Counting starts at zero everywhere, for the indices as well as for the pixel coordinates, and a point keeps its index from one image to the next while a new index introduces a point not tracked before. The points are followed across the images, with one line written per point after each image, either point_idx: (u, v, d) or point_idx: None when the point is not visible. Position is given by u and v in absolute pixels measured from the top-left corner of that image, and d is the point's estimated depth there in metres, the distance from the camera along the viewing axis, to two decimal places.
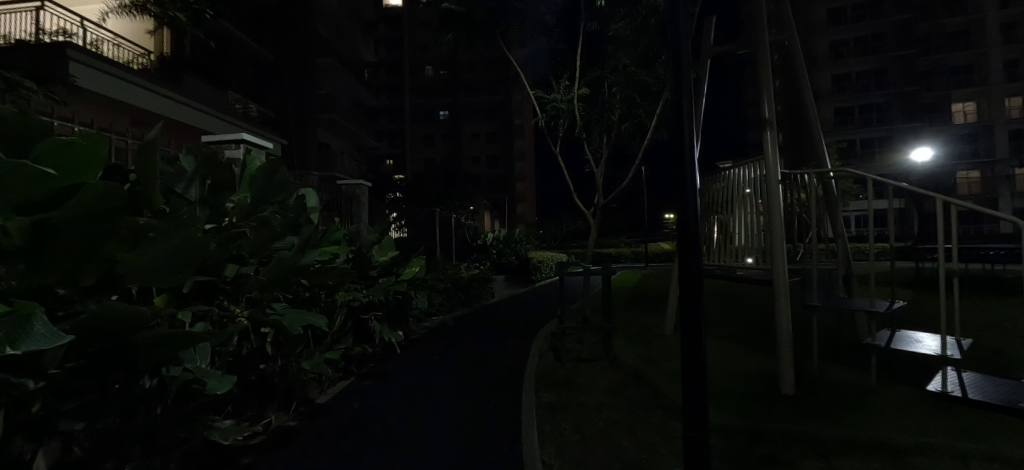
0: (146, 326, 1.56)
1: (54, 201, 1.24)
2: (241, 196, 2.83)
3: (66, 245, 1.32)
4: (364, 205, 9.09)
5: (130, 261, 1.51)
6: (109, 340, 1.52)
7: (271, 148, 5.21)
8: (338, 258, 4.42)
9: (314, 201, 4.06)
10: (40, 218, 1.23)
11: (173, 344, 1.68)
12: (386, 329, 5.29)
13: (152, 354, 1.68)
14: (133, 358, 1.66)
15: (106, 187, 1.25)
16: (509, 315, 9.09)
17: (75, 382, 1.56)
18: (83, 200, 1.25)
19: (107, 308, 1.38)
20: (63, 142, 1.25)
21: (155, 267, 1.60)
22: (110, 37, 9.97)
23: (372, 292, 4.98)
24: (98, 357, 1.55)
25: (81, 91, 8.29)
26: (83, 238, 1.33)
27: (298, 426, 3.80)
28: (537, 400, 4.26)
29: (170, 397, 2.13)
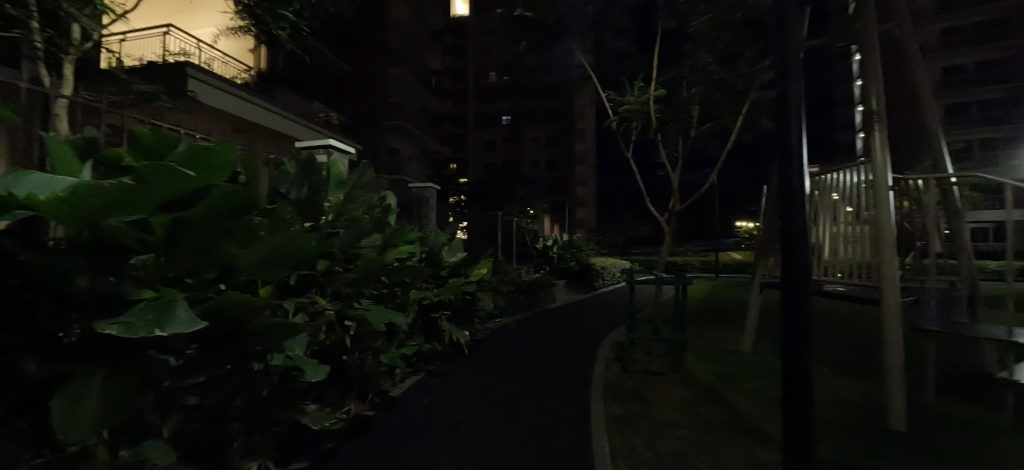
0: (257, 316, 1.71)
1: (189, 203, 1.38)
2: (333, 199, 3.04)
3: (195, 243, 1.46)
4: (433, 207, 9.38)
5: (245, 255, 1.62)
6: (228, 327, 1.67)
7: (354, 153, 5.57)
8: (413, 257, 4.62)
9: (394, 202, 4.28)
10: (178, 216, 1.37)
11: (279, 334, 1.82)
12: (455, 329, 5.42)
13: (261, 341, 1.84)
14: (244, 344, 1.82)
15: (234, 191, 1.38)
16: (572, 321, 8.96)
17: (198, 362, 1.73)
18: (213, 201, 1.37)
19: (233, 296, 1.52)
20: (200, 145, 1.32)
21: (265, 262, 1.75)
22: (220, 56, 11.31)
23: (442, 292, 5.13)
24: (215, 341, 1.72)
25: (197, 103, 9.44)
26: (210, 234, 1.46)
27: (372, 416, 4.01)
28: (604, 411, 4.11)
29: (272, 382, 2.33)
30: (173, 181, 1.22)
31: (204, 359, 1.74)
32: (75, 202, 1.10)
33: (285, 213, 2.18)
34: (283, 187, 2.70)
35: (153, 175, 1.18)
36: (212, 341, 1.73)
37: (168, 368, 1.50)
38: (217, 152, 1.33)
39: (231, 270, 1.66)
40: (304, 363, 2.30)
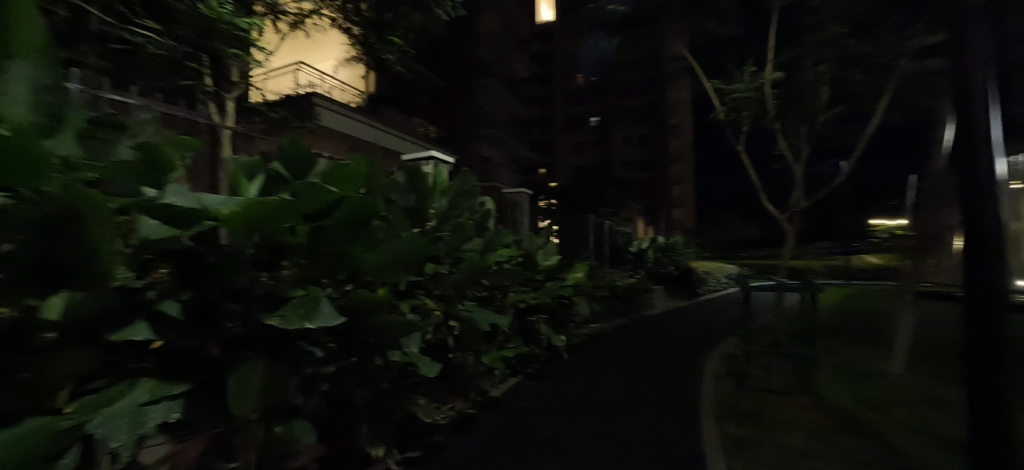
0: (379, 314, 1.85)
1: (327, 211, 1.52)
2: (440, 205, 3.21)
3: (331, 249, 1.60)
4: (525, 212, 9.49)
5: (370, 259, 1.78)
6: (356, 321, 1.83)
7: (452, 162, 5.83)
8: (510, 260, 4.69)
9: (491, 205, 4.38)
10: (319, 223, 1.52)
11: (397, 332, 1.94)
12: (551, 333, 5.40)
13: (383, 337, 1.97)
14: (368, 340, 1.96)
15: (364, 200, 1.51)
16: (672, 328, 8.41)
17: (335, 352, 1.94)
18: (346, 210, 1.50)
19: (362, 295, 1.72)
20: (339, 163, 1.51)
21: (386, 264, 1.87)
22: (338, 84, 12.74)
23: (539, 295, 5.12)
24: (346, 334, 1.88)
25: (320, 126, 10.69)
26: (342, 240, 1.59)
27: (474, 415, 4.13)
28: (719, 430, 3.78)
29: (391, 374, 2.50)
30: (320, 195, 1.39)
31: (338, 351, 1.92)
32: (247, 214, 1.30)
33: (398, 220, 2.34)
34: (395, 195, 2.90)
35: (305, 191, 1.36)
36: (343, 336, 1.89)
37: (312, 357, 1.68)
38: (349, 169, 1.53)
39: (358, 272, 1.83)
40: (420, 359, 2.44)
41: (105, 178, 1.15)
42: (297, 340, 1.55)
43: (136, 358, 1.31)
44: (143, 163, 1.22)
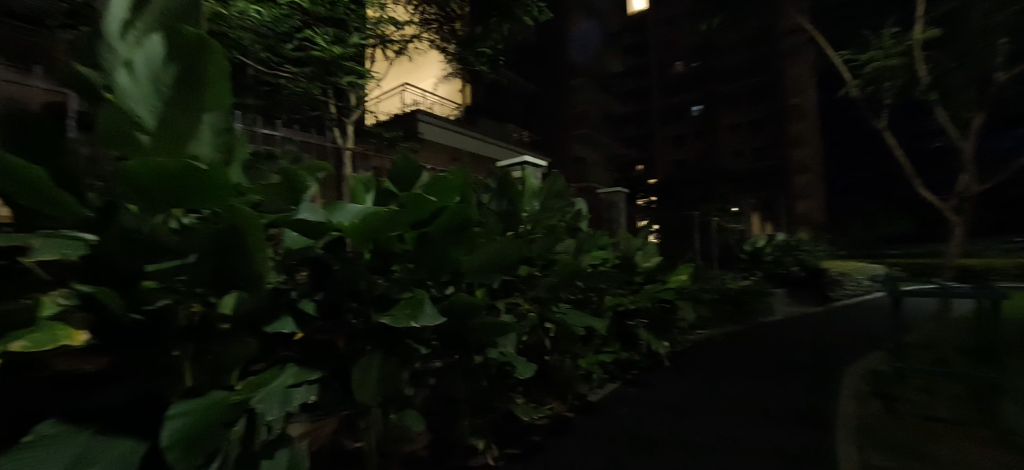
0: (478, 314, 1.95)
1: (429, 219, 1.65)
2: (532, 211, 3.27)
3: (434, 254, 1.72)
4: (622, 212, 9.22)
5: (468, 262, 1.89)
6: (457, 320, 1.96)
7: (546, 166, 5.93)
8: (605, 262, 4.63)
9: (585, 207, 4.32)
10: (423, 229, 1.66)
11: (495, 332, 2.02)
12: (652, 339, 5.17)
13: (482, 337, 2.06)
14: (469, 339, 2.06)
15: (462, 208, 1.61)
16: (798, 338, 7.49)
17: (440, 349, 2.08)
18: (446, 218, 1.62)
19: (462, 297, 1.85)
20: (439, 174, 1.63)
21: (483, 268, 1.97)
22: (438, 100, 13.67)
23: (639, 299, 4.90)
24: (448, 333, 2.01)
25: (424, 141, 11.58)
26: (444, 246, 1.71)
27: (573, 418, 4.13)
28: (858, 460, 3.20)
29: (491, 373, 2.61)
30: (422, 204, 1.50)
31: (443, 348, 2.06)
32: (363, 224, 1.48)
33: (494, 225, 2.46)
34: (489, 201, 3.05)
35: (411, 201, 1.48)
36: (446, 335, 2.03)
37: (419, 353, 1.83)
38: (448, 178, 1.61)
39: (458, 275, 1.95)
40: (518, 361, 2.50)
41: (264, 199, 1.42)
42: (408, 336, 1.72)
43: (284, 346, 1.56)
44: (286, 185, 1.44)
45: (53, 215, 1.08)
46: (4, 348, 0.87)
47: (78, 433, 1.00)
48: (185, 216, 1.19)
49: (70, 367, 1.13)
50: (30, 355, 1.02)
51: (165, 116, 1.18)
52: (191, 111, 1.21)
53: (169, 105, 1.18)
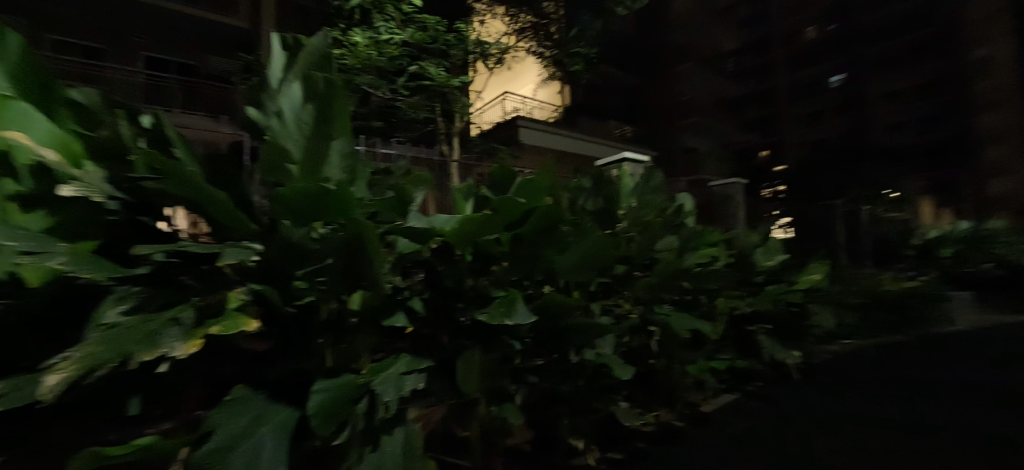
0: (571, 314, 1.93)
1: (520, 221, 1.74)
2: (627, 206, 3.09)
3: (527, 255, 1.78)
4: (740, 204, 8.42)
5: (561, 261, 1.90)
6: (551, 320, 1.94)
7: (647, 160, 5.71)
8: (716, 254, 3.88)
9: (691, 202, 4.06)
10: (516, 232, 1.74)
11: (589, 333, 1.98)
12: (781, 347, 4.23)
13: (577, 337, 2.00)
14: (565, 340, 2.01)
15: (550, 209, 1.67)
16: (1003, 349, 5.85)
17: (537, 349, 2.04)
18: (536, 220, 1.69)
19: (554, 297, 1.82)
20: (527, 177, 1.70)
21: (575, 267, 1.97)
22: (536, 104, 13.96)
23: (759, 301, 4.03)
24: (543, 333, 2.00)
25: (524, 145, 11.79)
26: (535, 247, 1.77)
27: (685, 427, 3.66)
28: None
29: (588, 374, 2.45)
30: (510, 209, 1.60)
31: (542, 348, 2.05)
32: (462, 230, 1.62)
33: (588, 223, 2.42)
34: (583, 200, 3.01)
35: (500, 208, 1.59)
36: (541, 335, 2.00)
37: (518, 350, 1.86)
38: (535, 183, 1.68)
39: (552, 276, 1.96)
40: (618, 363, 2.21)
41: (380, 210, 1.59)
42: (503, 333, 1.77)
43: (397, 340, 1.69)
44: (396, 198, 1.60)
45: (232, 231, 1.36)
46: (205, 330, 1.10)
47: (254, 399, 1.24)
48: (323, 227, 1.43)
49: (244, 350, 1.39)
50: (217, 338, 1.28)
51: (310, 144, 1.44)
52: (325, 136, 1.47)
53: (312, 133, 1.45)
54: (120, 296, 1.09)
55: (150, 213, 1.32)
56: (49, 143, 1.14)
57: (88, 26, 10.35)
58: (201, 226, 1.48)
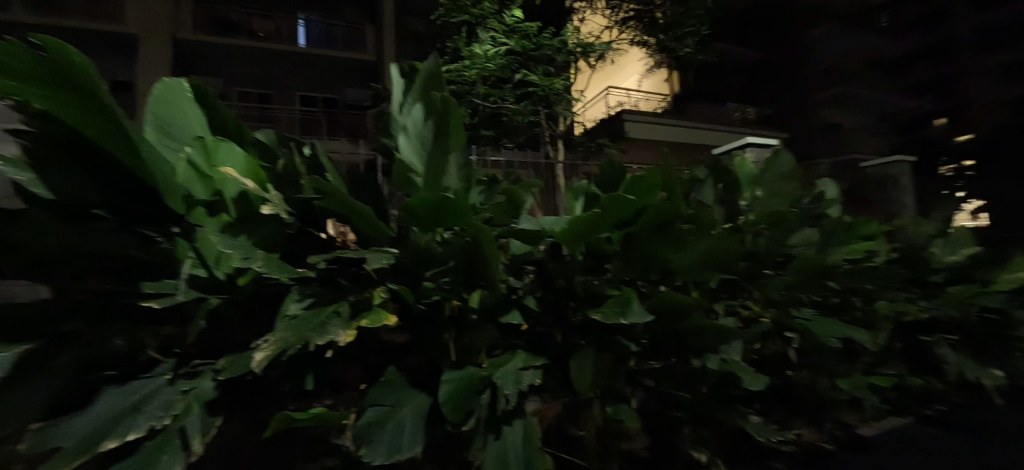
0: (689, 314, 1.68)
1: (633, 218, 1.63)
2: (756, 192, 2.63)
3: (642, 254, 1.64)
4: (908, 188, 6.95)
5: (678, 259, 1.69)
6: (668, 320, 1.71)
7: (776, 144, 5.14)
8: (875, 247, 3.03)
9: (835, 190, 3.52)
10: (628, 229, 1.64)
11: (714, 336, 1.70)
12: (976, 366, 3.34)
13: (698, 342, 1.77)
14: (685, 342, 1.80)
15: (665, 205, 1.53)
16: None
17: (654, 352, 1.88)
18: (648, 217, 1.56)
19: (672, 295, 1.57)
20: (636, 173, 1.61)
21: (699, 267, 1.74)
22: (643, 95, 13.40)
23: (938, 304, 3.30)
24: (658, 336, 1.80)
25: (632, 140, 11.29)
26: (650, 246, 1.63)
27: (837, 453, 2.90)
28: None
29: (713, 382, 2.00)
30: (620, 206, 1.51)
31: (656, 352, 1.86)
32: (571, 231, 1.60)
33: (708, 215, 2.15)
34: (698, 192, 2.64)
35: (610, 205, 1.51)
36: (656, 336, 1.82)
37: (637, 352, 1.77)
38: (644, 179, 1.55)
39: (668, 274, 1.76)
40: (745, 371, 1.88)
41: (495, 214, 1.70)
42: (617, 333, 1.68)
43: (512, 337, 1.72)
44: (508, 203, 1.69)
45: (373, 239, 1.57)
46: (358, 323, 1.30)
47: (397, 381, 1.43)
48: (445, 231, 1.60)
49: (389, 341, 1.63)
50: (368, 329, 1.54)
51: (429, 158, 1.60)
52: (444, 149, 1.55)
53: (429, 149, 1.61)
54: (299, 294, 1.33)
55: (315, 225, 1.61)
56: (245, 173, 1.45)
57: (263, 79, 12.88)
58: (347, 233, 1.74)
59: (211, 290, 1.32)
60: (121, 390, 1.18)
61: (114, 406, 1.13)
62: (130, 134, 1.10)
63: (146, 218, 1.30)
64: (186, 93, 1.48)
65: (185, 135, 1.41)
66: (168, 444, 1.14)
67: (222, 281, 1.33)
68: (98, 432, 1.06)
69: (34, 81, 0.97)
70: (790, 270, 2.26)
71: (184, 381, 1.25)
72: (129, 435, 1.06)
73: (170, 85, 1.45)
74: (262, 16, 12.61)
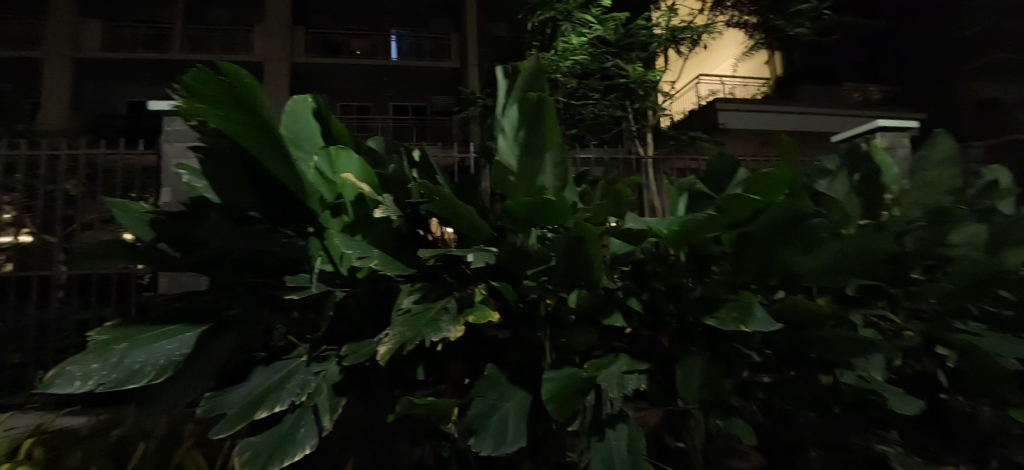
0: (821, 324, 1.51)
1: (751, 216, 1.46)
2: (908, 184, 2.22)
3: (759, 257, 1.51)
4: None
5: (806, 263, 1.51)
6: (795, 328, 1.56)
7: (915, 126, 4.46)
8: None
9: (1005, 177, 2.93)
10: (744, 229, 1.49)
11: (852, 349, 1.48)
12: None
13: (830, 355, 1.55)
14: (811, 352, 1.60)
15: (796, 204, 1.37)
16: None
17: (773, 363, 1.70)
18: (769, 217, 1.42)
19: (795, 300, 1.44)
20: (762, 171, 1.47)
21: (832, 273, 1.53)
22: (739, 81, 12.36)
23: None
24: (779, 344, 1.65)
25: (729, 130, 10.45)
26: (771, 249, 1.48)
27: None
28: None
29: (846, 401, 1.73)
30: (742, 205, 1.39)
31: (777, 363, 1.69)
32: (680, 231, 1.50)
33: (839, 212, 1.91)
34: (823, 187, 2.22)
35: (729, 203, 1.40)
36: (777, 346, 1.66)
37: (753, 364, 1.62)
38: (775, 175, 1.46)
39: (792, 279, 1.58)
40: (895, 394, 1.63)
41: (593, 213, 1.65)
42: (732, 339, 1.54)
43: (614, 339, 1.66)
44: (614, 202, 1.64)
45: (476, 239, 1.65)
46: (464, 318, 1.35)
47: (497, 377, 1.45)
48: (544, 231, 1.63)
49: (492, 336, 1.69)
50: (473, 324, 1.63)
51: (524, 159, 1.61)
52: (539, 152, 1.60)
53: (526, 150, 1.62)
54: (409, 290, 1.42)
55: (422, 224, 1.73)
56: (360, 177, 1.57)
57: (363, 94, 14.17)
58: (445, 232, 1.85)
59: (337, 283, 1.46)
60: (268, 370, 1.37)
61: (262, 382, 1.31)
62: (278, 141, 1.25)
63: (289, 220, 1.48)
64: (311, 108, 1.64)
65: (311, 147, 1.57)
66: (303, 418, 1.26)
67: (344, 276, 1.47)
68: (252, 402, 1.23)
69: (215, 104, 1.16)
70: (950, 275, 1.92)
71: (315, 363, 1.39)
72: (275, 407, 1.21)
73: (299, 102, 1.61)
74: (360, 36, 13.84)
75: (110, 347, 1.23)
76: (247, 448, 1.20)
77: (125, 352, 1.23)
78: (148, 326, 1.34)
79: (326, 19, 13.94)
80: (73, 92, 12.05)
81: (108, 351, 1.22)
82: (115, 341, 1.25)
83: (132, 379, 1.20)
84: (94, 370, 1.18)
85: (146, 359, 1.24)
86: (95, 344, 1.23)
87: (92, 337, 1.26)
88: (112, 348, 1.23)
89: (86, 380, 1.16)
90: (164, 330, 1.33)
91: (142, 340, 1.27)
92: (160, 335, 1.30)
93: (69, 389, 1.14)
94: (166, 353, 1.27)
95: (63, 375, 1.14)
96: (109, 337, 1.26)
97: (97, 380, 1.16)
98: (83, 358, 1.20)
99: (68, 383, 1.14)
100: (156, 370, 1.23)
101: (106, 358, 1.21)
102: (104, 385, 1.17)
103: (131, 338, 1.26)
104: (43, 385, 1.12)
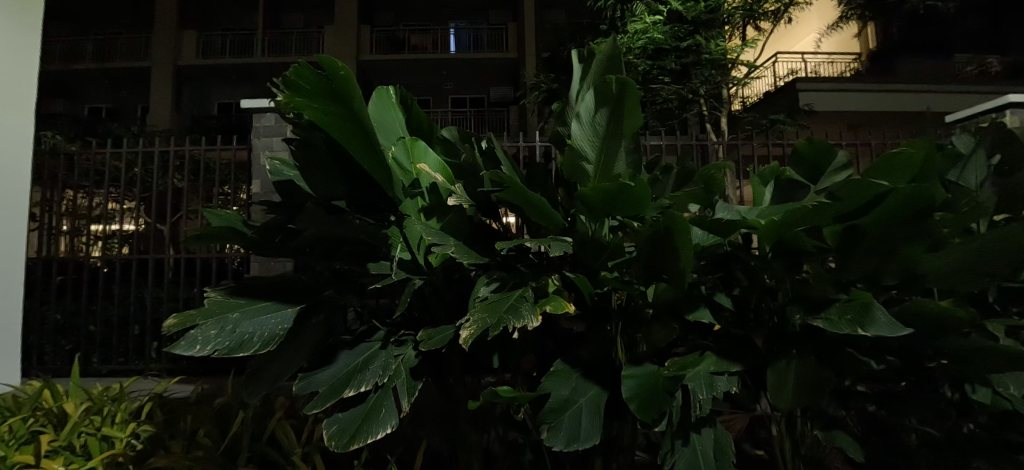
0: (955, 333, 1.32)
1: (866, 207, 1.33)
2: None
3: (875, 252, 1.33)
4: None
5: (932, 261, 1.34)
6: (922, 336, 1.37)
7: None
8: None
9: None
10: (855, 222, 1.35)
11: (993, 363, 1.29)
12: None
13: (957, 367, 1.38)
14: (931, 361, 1.42)
15: (926, 192, 1.21)
16: None
17: (886, 374, 1.52)
18: (892, 206, 1.27)
19: (920, 304, 1.27)
20: (886, 153, 1.34)
21: (965, 273, 1.33)
22: (825, 58, 11.26)
23: None
24: (901, 355, 1.44)
25: (817, 113, 9.54)
26: (889, 242, 1.32)
27: None
28: None
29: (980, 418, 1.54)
30: (861, 189, 1.28)
31: (892, 374, 1.52)
32: (782, 224, 1.33)
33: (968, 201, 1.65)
34: (959, 176, 1.88)
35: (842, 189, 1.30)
36: (901, 357, 1.46)
37: (868, 374, 1.46)
38: (901, 157, 1.32)
39: (916, 279, 1.38)
40: None
41: (675, 201, 1.55)
42: (843, 345, 1.38)
43: (700, 337, 1.57)
44: (702, 191, 1.52)
45: (547, 229, 1.60)
46: (539, 307, 1.33)
47: (568, 372, 1.41)
48: (612, 222, 1.58)
49: (567, 329, 1.67)
50: (550, 315, 1.60)
51: (600, 144, 1.52)
52: (613, 138, 1.50)
53: (605, 135, 1.51)
54: (484, 279, 1.43)
55: (493, 215, 1.72)
56: (436, 168, 1.58)
57: (424, 87, 14.61)
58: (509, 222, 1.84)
59: (415, 271, 1.46)
60: (353, 352, 1.42)
61: (348, 363, 1.37)
62: (362, 129, 1.29)
63: (372, 208, 1.56)
64: (391, 100, 1.69)
65: (390, 136, 1.60)
66: (386, 399, 1.30)
67: (421, 265, 1.46)
68: (341, 382, 1.29)
69: (315, 94, 1.24)
70: None
71: (394, 347, 1.43)
72: (360, 387, 1.26)
73: (380, 94, 1.64)
74: (421, 31, 14.24)
75: (224, 316, 1.34)
76: (336, 423, 1.25)
77: (237, 321, 1.34)
78: (257, 298, 1.45)
79: (390, 17, 14.49)
80: (176, 95, 13.53)
81: (222, 319, 1.32)
82: (229, 311, 1.36)
83: (242, 348, 1.30)
84: (213, 335, 1.29)
85: (255, 330, 1.34)
86: (211, 311, 1.34)
87: (210, 301, 1.39)
88: (227, 317, 1.33)
89: (205, 343, 1.28)
90: (268, 304, 1.42)
91: (251, 312, 1.37)
92: (264, 310, 1.39)
93: (192, 350, 1.26)
94: (271, 327, 1.36)
95: (188, 335, 1.28)
96: (222, 306, 1.37)
97: (215, 346, 1.27)
98: (202, 323, 1.32)
99: (191, 344, 1.27)
100: (262, 342, 1.32)
101: (222, 326, 1.32)
102: (219, 350, 1.28)
103: (243, 310, 1.37)
104: (173, 344, 1.26)
